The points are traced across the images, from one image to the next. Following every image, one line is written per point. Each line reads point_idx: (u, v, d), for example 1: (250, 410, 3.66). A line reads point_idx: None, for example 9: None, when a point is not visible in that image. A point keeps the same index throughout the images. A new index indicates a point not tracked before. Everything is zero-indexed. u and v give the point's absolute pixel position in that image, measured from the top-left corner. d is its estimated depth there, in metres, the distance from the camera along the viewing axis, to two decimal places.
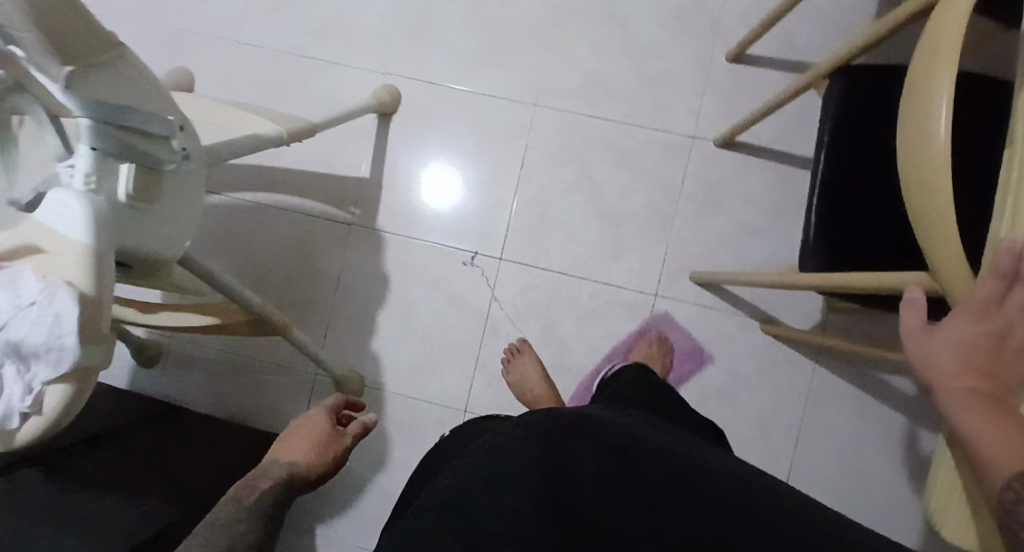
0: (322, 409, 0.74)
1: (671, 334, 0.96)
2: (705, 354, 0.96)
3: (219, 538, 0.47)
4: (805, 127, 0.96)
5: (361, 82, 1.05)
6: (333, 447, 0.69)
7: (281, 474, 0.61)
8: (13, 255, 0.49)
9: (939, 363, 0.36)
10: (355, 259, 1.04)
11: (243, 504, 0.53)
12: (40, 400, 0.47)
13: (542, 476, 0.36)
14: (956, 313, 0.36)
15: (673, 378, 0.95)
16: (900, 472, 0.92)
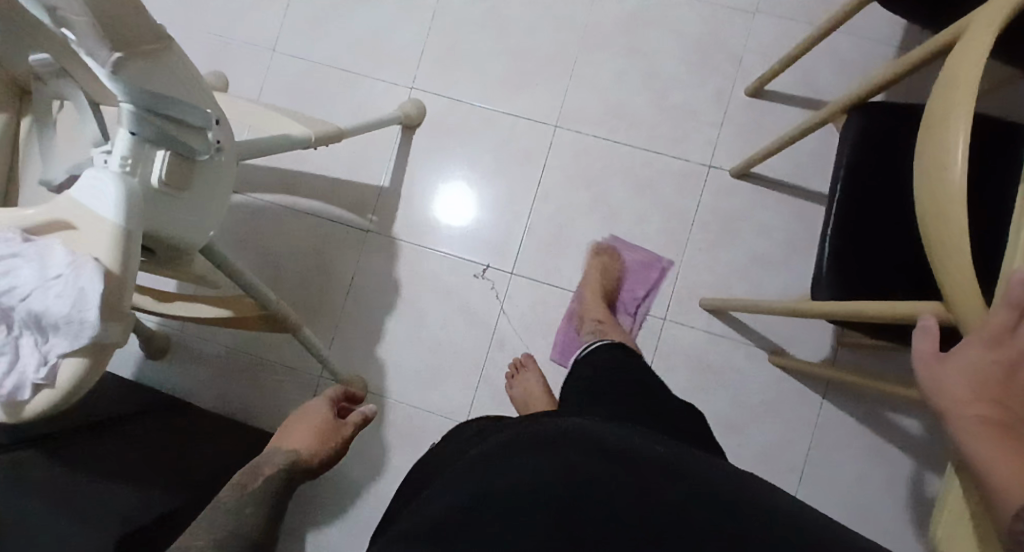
0: (322, 402, 0.77)
1: (625, 252, 0.98)
2: (661, 262, 0.97)
3: (223, 524, 0.49)
4: (820, 163, 0.97)
5: (389, 95, 1.08)
6: (334, 435, 0.72)
7: (283, 461, 0.63)
8: (43, 229, 0.49)
9: (950, 391, 0.36)
10: (368, 264, 1.05)
11: (247, 491, 0.55)
12: (54, 374, 0.47)
13: (549, 504, 0.34)
14: (970, 340, 0.35)
15: (641, 291, 0.97)
16: (907, 517, 0.89)
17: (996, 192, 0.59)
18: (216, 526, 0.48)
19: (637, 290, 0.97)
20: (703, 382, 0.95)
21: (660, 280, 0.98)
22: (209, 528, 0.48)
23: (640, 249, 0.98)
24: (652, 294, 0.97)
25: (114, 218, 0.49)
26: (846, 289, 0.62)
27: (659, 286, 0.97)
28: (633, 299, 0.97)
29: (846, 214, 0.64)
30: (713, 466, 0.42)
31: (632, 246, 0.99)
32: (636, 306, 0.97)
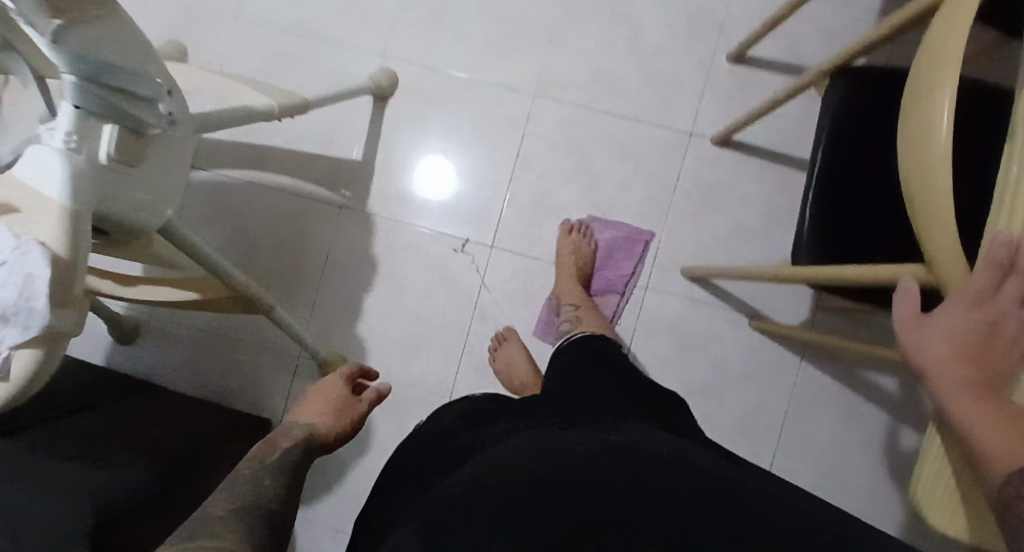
0: (335, 377, 0.73)
1: (602, 230, 0.97)
2: (638, 235, 0.97)
3: (243, 494, 0.44)
4: (802, 128, 0.96)
5: (359, 64, 1.03)
6: (348, 412, 0.68)
7: (300, 435, 0.59)
8: None
9: (931, 353, 0.35)
10: (344, 240, 1.02)
11: (267, 461, 0.52)
12: (6, 366, 0.44)
13: (550, 480, 0.34)
14: (950, 302, 0.35)
15: (627, 265, 0.97)
16: (880, 471, 0.93)
17: (977, 153, 0.58)
18: (236, 495, 0.44)
19: (622, 266, 0.97)
20: (686, 349, 0.96)
21: (643, 252, 0.97)
22: (228, 496, 0.43)
23: (622, 224, 0.97)
24: (637, 267, 0.97)
25: (62, 197, 0.46)
26: (826, 252, 0.61)
27: (643, 259, 0.97)
28: (617, 276, 0.97)
29: (829, 178, 0.63)
30: (706, 455, 0.42)
31: (613, 222, 0.98)
32: (620, 282, 0.97)
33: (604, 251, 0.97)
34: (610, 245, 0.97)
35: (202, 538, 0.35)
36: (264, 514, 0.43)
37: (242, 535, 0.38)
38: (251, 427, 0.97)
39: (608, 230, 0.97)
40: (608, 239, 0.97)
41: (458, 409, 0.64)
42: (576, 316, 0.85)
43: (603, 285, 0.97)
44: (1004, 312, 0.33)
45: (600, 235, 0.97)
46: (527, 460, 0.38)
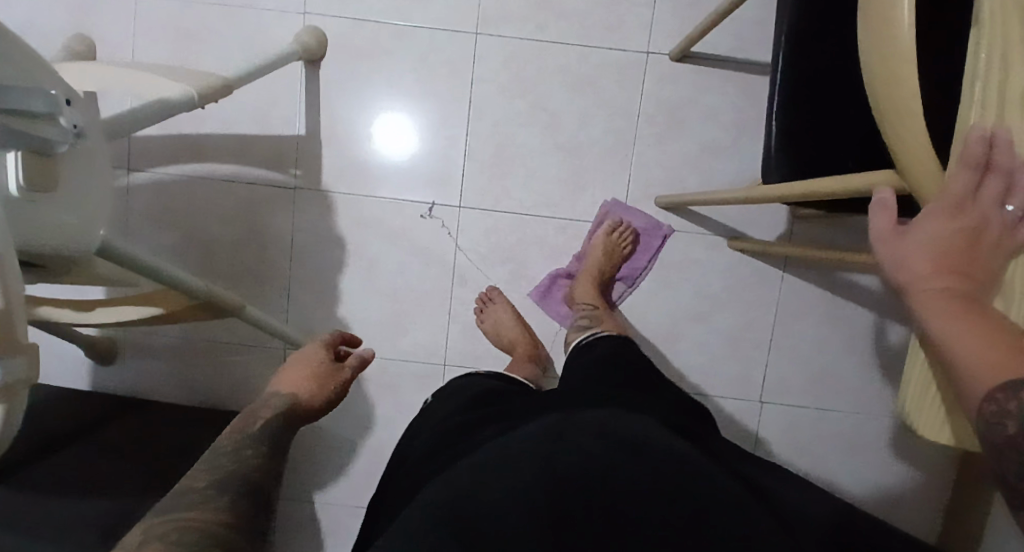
0: (316, 343, 0.70)
1: (625, 217, 0.94)
2: (661, 227, 0.94)
3: (225, 464, 0.45)
4: (764, 29, 0.91)
5: (281, 28, 0.94)
6: (331, 379, 0.66)
7: (279, 405, 0.58)
8: None
9: (911, 266, 0.33)
10: (306, 224, 0.97)
11: (247, 432, 0.51)
12: None
13: (540, 478, 0.37)
14: (927, 209, 0.32)
15: (644, 257, 0.95)
16: (865, 365, 0.96)
17: (944, 39, 0.56)
18: (218, 466, 0.44)
19: (638, 259, 0.95)
20: (668, 280, 0.95)
21: (662, 246, 0.95)
22: (209, 469, 0.44)
23: (644, 215, 0.94)
24: (652, 261, 0.95)
25: None
26: (797, 166, 0.60)
27: (659, 253, 0.95)
28: (632, 268, 0.95)
29: (794, 87, 0.60)
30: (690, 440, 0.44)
31: (638, 210, 0.95)
32: (634, 273, 0.95)
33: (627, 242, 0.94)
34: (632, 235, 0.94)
35: (180, 515, 0.36)
36: (246, 481, 0.43)
37: (220, 504, 0.38)
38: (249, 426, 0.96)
39: (632, 219, 0.94)
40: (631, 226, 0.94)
41: (467, 391, 0.66)
42: (594, 317, 0.84)
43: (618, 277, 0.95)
44: (987, 216, 0.30)
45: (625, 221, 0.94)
46: (518, 448, 0.40)
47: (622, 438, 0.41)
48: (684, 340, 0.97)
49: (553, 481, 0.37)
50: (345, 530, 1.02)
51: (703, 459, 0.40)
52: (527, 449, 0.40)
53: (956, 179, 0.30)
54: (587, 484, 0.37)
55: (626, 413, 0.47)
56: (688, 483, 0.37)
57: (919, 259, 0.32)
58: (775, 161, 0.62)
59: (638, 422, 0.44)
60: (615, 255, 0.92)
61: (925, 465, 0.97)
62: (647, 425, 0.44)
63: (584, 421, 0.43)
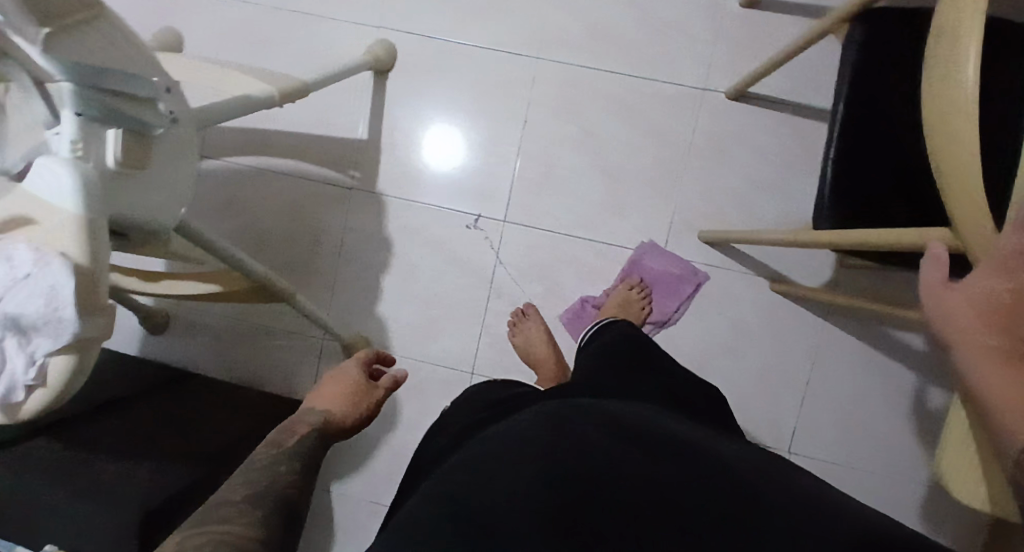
0: (352, 361, 0.72)
1: (659, 260, 0.95)
2: (696, 276, 0.95)
3: (259, 479, 0.46)
4: (824, 74, 0.90)
5: (355, 38, 1.00)
6: (365, 397, 0.67)
7: (316, 422, 0.59)
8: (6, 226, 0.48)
9: (955, 318, 0.34)
10: (357, 223, 1.02)
11: (282, 448, 0.52)
12: (45, 372, 0.48)
13: (543, 472, 0.36)
14: (979, 268, 0.31)
15: (674, 302, 0.95)
16: (904, 427, 0.92)
17: (1012, 103, 0.55)
18: (253, 481, 0.45)
19: (667, 303, 0.95)
20: (703, 315, 0.95)
21: (693, 295, 0.95)
22: (244, 483, 0.45)
23: (677, 260, 0.95)
24: (683, 305, 0.95)
25: (76, 209, 0.47)
26: (847, 215, 0.60)
27: (691, 299, 0.95)
28: (662, 312, 0.95)
29: (849, 134, 0.60)
30: (715, 441, 0.43)
31: (670, 254, 0.95)
32: (665, 315, 0.95)
33: (655, 285, 0.95)
34: (661, 277, 0.95)
35: (213, 525, 0.37)
36: (280, 498, 0.44)
37: (251, 520, 0.39)
38: (283, 403, 0.99)
39: (663, 261, 0.95)
40: (661, 269, 0.95)
41: (484, 398, 0.66)
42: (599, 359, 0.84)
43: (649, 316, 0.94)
44: None
45: (653, 264, 0.95)
46: (521, 447, 0.39)
47: (631, 435, 0.40)
48: (716, 378, 0.95)
49: (557, 475, 0.35)
50: (359, 524, 1.03)
51: (719, 455, 0.39)
52: (530, 447, 0.39)
53: (1005, 239, 0.29)
54: (594, 477, 0.35)
55: (638, 412, 0.46)
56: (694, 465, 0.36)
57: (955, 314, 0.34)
58: (827, 207, 0.61)
59: (647, 420, 0.44)
60: (636, 294, 0.92)
61: (963, 541, 0.92)
62: (656, 422, 0.43)
63: (590, 422, 0.42)
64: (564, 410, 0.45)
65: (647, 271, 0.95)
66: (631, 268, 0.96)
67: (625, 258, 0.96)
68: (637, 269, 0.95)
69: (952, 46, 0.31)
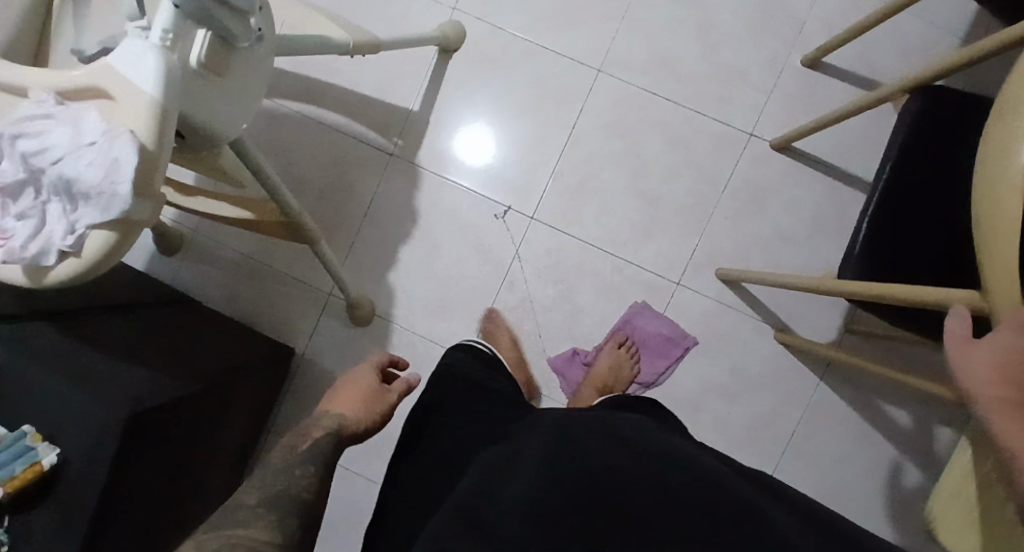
0: (368, 365, 0.72)
1: (651, 322, 0.97)
2: (688, 340, 0.96)
3: (275, 481, 0.49)
4: (866, 145, 0.93)
5: (428, 14, 1.02)
6: (378, 402, 0.66)
7: (329, 426, 0.60)
8: (79, 93, 0.49)
9: (975, 370, 0.36)
10: (390, 189, 1.03)
11: (295, 451, 0.55)
12: (81, 244, 0.48)
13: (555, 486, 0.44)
14: (1004, 326, 0.36)
15: (662, 364, 0.96)
16: (878, 500, 0.93)
17: None
18: (268, 483, 0.49)
19: (656, 365, 0.96)
20: (705, 351, 0.96)
21: (682, 357, 0.97)
22: (260, 485, 0.49)
23: (670, 323, 0.97)
24: (670, 368, 0.96)
25: (154, 93, 0.48)
26: (874, 270, 0.62)
27: (678, 362, 0.96)
28: (650, 373, 0.96)
29: (894, 195, 0.63)
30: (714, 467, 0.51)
31: (662, 317, 0.97)
32: (651, 377, 0.97)
33: (646, 346, 0.96)
34: (652, 340, 0.96)
35: (233, 528, 0.41)
36: (294, 501, 0.48)
37: (267, 524, 0.43)
38: (278, 347, 0.99)
39: (653, 323, 0.97)
40: (651, 332, 0.96)
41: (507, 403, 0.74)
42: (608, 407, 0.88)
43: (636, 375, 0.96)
44: None
45: (645, 325, 0.97)
46: (535, 469, 0.47)
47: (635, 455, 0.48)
48: (705, 416, 0.96)
49: (568, 486, 0.44)
50: None
51: (712, 476, 0.47)
52: (542, 467, 0.47)
53: None
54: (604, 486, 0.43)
55: (644, 440, 0.54)
56: (670, 474, 0.45)
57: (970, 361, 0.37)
58: (854, 259, 0.63)
59: (650, 446, 0.52)
60: (625, 353, 0.94)
61: None
62: (656, 448, 0.51)
63: (598, 446, 0.50)
64: (564, 427, 0.56)
65: (638, 332, 0.97)
66: (622, 326, 0.98)
67: (642, 278, 0.97)
68: (627, 328, 0.97)
69: (1006, 123, 0.36)
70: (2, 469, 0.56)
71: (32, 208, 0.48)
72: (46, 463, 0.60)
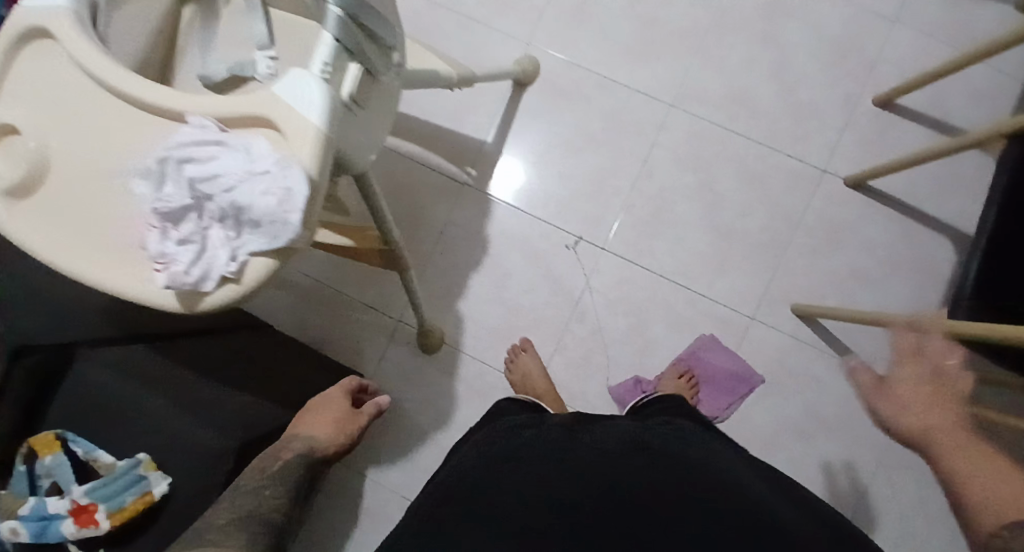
0: (338, 390, 0.84)
1: (719, 356, 0.97)
2: (756, 377, 0.96)
3: (246, 502, 0.60)
4: (937, 185, 0.96)
5: (506, 48, 1.05)
6: (348, 426, 0.79)
7: (300, 448, 0.71)
8: (235, 120, 0.48)
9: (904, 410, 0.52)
10: (463, 218, 1.04)
11: (267, 472, 0.65)
12: (241, 270, 0.47)
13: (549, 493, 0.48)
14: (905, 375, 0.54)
15: (726, 399, 0.96)
16: (955, 543, 0.92)
17: None
18: (239, 503, 0.59)
19: (719, 399, 0.96)
20: (781, 385, 0.96)
21: (748, 395, 0.97)
22: (233, 503, 0.59)
23: (738, 358, 0.97)
24: (734, 405, 0.96)
25: (319, 123, 0.48)
26: (987, 310, 0.63)
27: (744, 399, 0.96)
28: (713, 406, 0.96)
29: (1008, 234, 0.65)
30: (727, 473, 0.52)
31: (731, 352, 0.97)
32: (715, 412, 0.96)
33: (710, 381, 0.96)
34: (718, 375, 0.96)
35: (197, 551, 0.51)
36: (260, 524, 0.59)
37: (235, 545, 0.54)
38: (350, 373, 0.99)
39: (721, 357, 0.97)
40: (717, 365, 0.96)
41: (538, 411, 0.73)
42: None
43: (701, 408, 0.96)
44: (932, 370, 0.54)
45: (711, 360, 0.97)
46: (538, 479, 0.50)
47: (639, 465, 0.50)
48: (780, 452, 0.95)
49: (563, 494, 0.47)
50: (383, 518, 1.00)
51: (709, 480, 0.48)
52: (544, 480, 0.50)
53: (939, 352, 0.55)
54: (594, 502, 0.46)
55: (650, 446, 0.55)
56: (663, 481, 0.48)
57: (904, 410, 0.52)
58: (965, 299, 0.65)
59: (657, 453, 0.53)
60: (688, 385, 0.93)
61: None
62: (660, 453, 0.53)
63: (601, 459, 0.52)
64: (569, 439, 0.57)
65: (703, 363, 0.97)
66: (687, 356, 0.98)
67: (715, 311, 0.98)
68: (692, 361, 0.97)
69: None
70: (111, 500, 0.58)
71: (193, 233, 0.45)
72: (155, 493, 0.60)
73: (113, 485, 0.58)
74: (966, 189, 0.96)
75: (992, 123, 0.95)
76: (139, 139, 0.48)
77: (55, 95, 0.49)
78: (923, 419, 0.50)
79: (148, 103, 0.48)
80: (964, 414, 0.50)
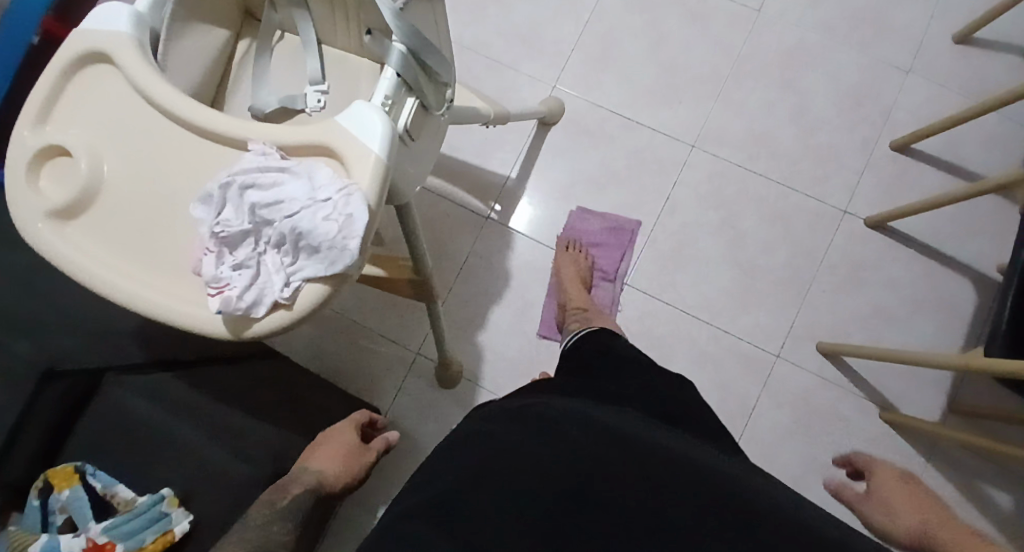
0: (346, 423, 0.76)
1: (591, 220, 1.03)
2: (628, 224, 1.03)
3: (252, 536, 0.52)
4: (954, 228, 0.98)
5: (533, 88, 1.08)
6: (358, 460, 0.71)
7: (309, 482, 0.62)
8: (298, 149, 0.49)
9: (894, 516, 0.53)
10: (485, 250, 1.05)
11: (275, 507, 0.56)
12: (294, 296, 0.44)
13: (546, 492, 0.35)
14: (884, 484, 0.59)
15: (614, 255, 1.01)
16: None
17: None
18: (247, 537, 0.51)
19: (610, 256, 1.01)
20: (807, 427, 0.95)
21: (632, 242, 1.02)
22: (240, 539, 0.51)
23: (608, 216, 1.03)
24: (626, 257, 1.01)
25: (380, 153, 0.47)
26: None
27: (632, 247, 1.02)
28: (609, 263, 1.01)
29: None
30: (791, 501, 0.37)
31: (601, 214, 1.03)
32: (613, 269, 1.01)
33: (596, 243, 1.01)
34: (600, 236, 1.02)
35: None
36: None
37: None
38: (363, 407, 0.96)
39: (595, 221, 1.03)
40: (594, 229, 1.02)
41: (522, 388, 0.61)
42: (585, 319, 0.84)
43: (598, 269, 1.00)
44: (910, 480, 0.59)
45: (588, 228, 1.03)
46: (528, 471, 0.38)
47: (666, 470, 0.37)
48: (809, 495, 0.93)
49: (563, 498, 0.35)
50: None
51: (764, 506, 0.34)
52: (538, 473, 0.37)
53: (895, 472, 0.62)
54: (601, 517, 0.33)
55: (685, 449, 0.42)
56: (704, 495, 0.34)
57: (888, 505, 0.55)
58: (998, 340, 0.65)
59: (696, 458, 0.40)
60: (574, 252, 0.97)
61: None
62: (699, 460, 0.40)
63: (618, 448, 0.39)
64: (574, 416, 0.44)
65: (581, 234, 1.02)
66: (568, 233, 1.03)
67: (740, 348, 0.98)
68: (572, 234, 1.02)
69: None
70: (132, 538, 0.54)
71: (249, 258, 0.43)
72: (177, 531, 0.57)
73: (134, 521, 0.55)
74: (982, 233, 0.98)
75: (1003, 169, 0.99)
76: (198, 163, 0.48)
77: (113, 121, 0.48)
78: (902, 523, 0.52)
79: (213, 130, 0.48)
80: (946, 507, 0.52)
